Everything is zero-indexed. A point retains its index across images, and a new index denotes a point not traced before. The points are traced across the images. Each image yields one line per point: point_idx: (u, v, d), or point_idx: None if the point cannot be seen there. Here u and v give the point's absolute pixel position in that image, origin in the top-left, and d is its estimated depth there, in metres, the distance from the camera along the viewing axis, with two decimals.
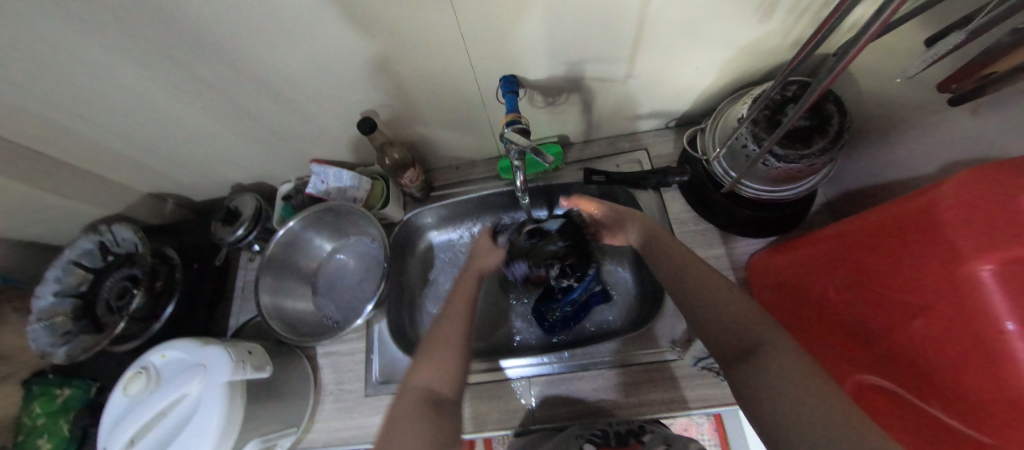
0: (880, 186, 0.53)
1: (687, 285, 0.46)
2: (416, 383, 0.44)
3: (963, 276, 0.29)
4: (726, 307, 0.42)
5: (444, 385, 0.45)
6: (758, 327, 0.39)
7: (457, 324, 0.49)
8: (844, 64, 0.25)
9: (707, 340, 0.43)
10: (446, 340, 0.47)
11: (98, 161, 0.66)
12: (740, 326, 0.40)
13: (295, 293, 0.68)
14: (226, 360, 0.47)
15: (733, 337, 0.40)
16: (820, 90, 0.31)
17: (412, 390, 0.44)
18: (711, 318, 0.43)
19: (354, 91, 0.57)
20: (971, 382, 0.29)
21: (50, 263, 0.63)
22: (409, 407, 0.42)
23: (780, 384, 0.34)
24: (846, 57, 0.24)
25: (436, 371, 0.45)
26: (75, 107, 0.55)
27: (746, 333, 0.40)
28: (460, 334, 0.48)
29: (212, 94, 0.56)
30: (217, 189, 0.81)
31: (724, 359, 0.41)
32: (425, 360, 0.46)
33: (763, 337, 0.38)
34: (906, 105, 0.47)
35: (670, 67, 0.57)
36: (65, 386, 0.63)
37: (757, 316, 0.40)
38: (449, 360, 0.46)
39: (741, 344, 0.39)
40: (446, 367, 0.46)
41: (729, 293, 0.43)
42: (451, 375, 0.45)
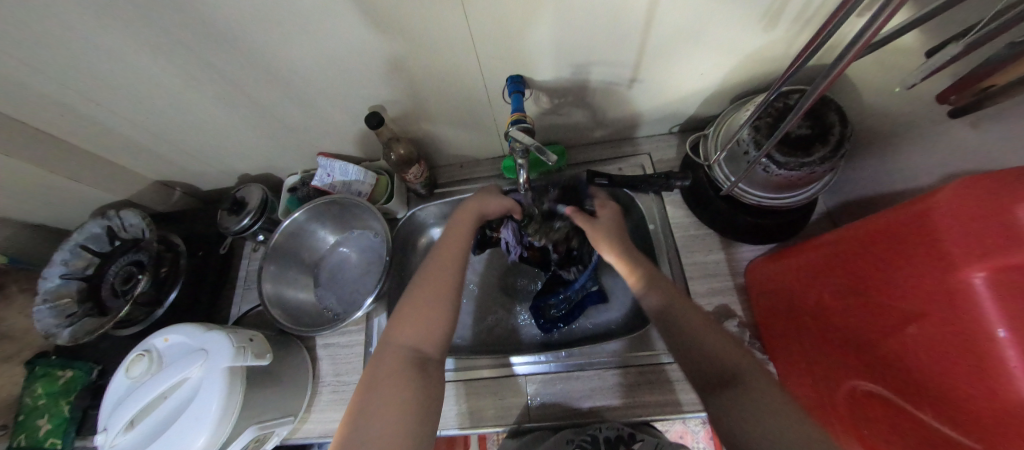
0: (880, 196, 0.53)
1: (669, 309, 0.47)
2: (402, 341, 0.46)
3: (958, 283, 0.29)
4: (705, 337, 0.43)
5: (430, 344, 0.46)
6: (734, 359, 0.40)
7: (444, 285, 0.50)
8: (841, 65, 0.27)
9: (687, 365, 0.44)
10: (430, 301, 0.49)
11: (110, 147, 0.68)
12: (718, 356, 0.41)
13: (297, 284, 0.68)
14: (228, 346, 0.48)
15: (713, 368, 0.41)
16: (816, 94, 0.33)
17: (396, 349, 0.45)
18: (690, 347, 0.43)
19: (363, 85, 0.58)
20: (965, 390, 0.30)
21: (59, 246, 0.64)
22: (394, 365, 0.44)
23: (757, 420, 0.36)
24: (842, 59, 0.26)
25: (421, 330, 0.47)
26: (91, 93, 0.56)
27: (725, 364, 0.41)
28: (447, 295, 0.49)
29: (224, 84, 0.57)
30: (225, 179, 0.82)
31: (704, 387, 0.42)
32: (408, 321, 0.47)
33: (740, 368, 0.40)
34: (907, 117, 0.47)
35: (674, 72, 0.58)
36: (67, 367, 0.64)
37: (736, 348, 0.41)
38: (435, 319, 0.47)
39: (720, 374, 0.40)
40: (432, 328, 0.47)
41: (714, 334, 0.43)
42: (436, 335, 0.47)
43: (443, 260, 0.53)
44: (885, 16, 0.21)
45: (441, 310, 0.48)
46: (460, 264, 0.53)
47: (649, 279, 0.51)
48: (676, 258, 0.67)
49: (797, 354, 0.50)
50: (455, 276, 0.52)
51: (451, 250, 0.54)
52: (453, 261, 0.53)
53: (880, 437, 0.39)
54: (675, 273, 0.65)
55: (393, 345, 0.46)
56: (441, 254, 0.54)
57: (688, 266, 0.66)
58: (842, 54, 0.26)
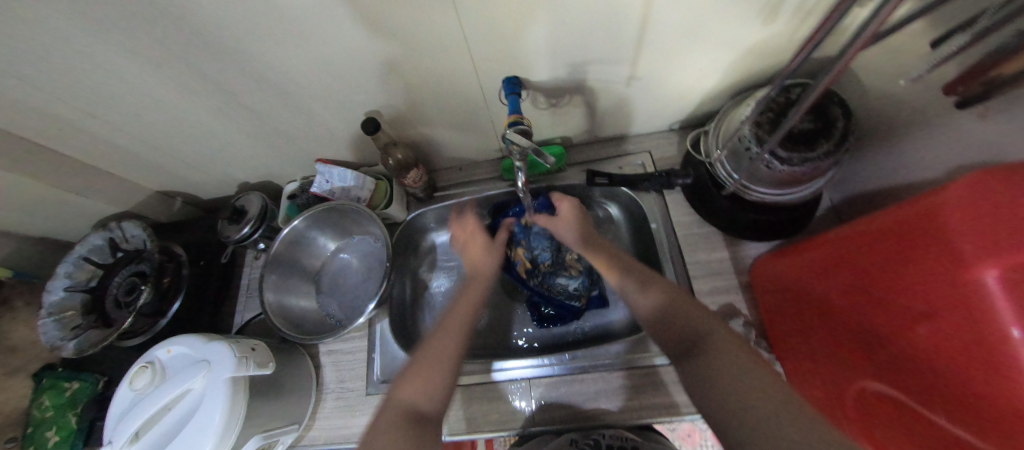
0: (885, 190, 0.53)
1: (672, 312, 0.45)
2: (401, 398, 0.45)
3: (969, 281, 0.28)
4: (677, 307, 0.45)
5: (429, 403, 0.45)
6: (701, 320, 0.43)
7: (450, 346, 0.49)
8: (862, 42, 0.25)
9: (660, 337, 0.46)
10: (435, 361, 0.48)
11: (108, 159, 0.68)
12: (686, 323, 0.44)
13: (299, 292, 0.68)
14: (230, 356, 0.47)
15: (682, 333, 0.44)
16: (828, 81, 0.31)
17: (396, 405, 0.44)
18: (661, 322, 0.46)
19: (359, 92, 0.57)
20: (979, 390, 0.29)
21: (62, 259, 0.64)
22: (391, 421, 0.43)
23: (725, 377, 0.38)
24: (866, 34, 0.25)
25: (424, 388, 0.46)
26: (84, 104, 0.56)
27: (692, 327, 0.43)
28: (451, 355, 0.48)
29: (219, 93, 0.57)
30: (224, 187, 0.82)
31: (671, 351, 0.45)
32: (410, 376, 0.47)
33: (707, 330, 0.42)
34: (911, 109, 0.46)
35: (673, 69, 0.57)
36: (74, 379, 0.64)
37: (701, 312, 0.44)
38: (438, 378, 0.46)
39: (688, 339, 0.43)
40: (433, 384, 0.46)
41: (687, 304, 0.45)
42: (435, 394, 0.46)
43: (452, 325, 0.52)
44: (887, 12, 0.21)
45: (444, 369, 0.47)
46: (465, 329, 0.52)
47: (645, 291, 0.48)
48: (679, 256, 0.66)
49: (805, 354, 0.49)
50: (461, 340, 0.50)
51: (461, 314, 0.53)
52: (461, 326, 0.52)
53: (891, 438, 0.38)
54: (678, 273, 0.64)
55: (393, 402, 0.45)
56: (450, 319, 0.53)
57: (692, 264, 0.65)
58: (862, 32, 0.25)
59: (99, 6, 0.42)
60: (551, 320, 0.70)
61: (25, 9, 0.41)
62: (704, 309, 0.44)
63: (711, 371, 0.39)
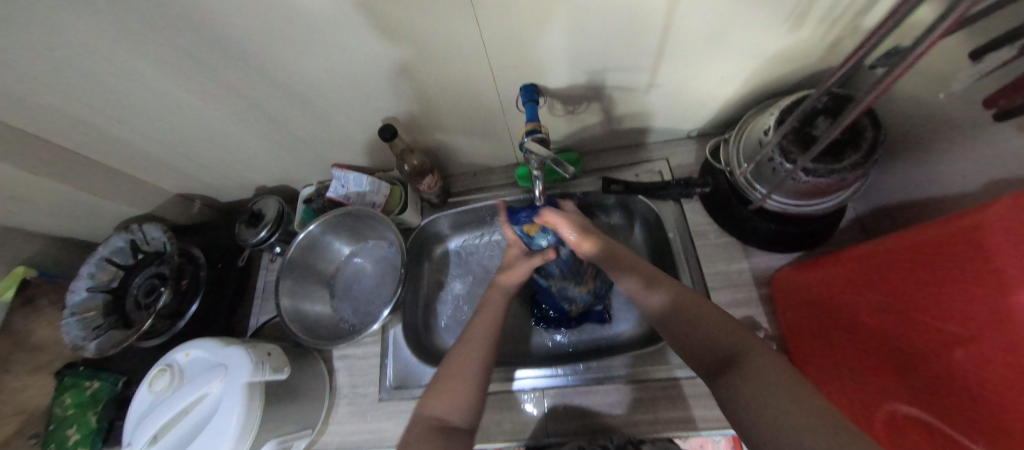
0: (918, 202, 0.51)
1: (682, 313, 0.43)
2: (427, 411, 0.44)
3: (1008, 304, 0.27)
4: (705, 319, 0.41)
5: (457, 414, 0.44)
6: (732, 335, 0.39)
7: (474, 357, 0.48)
8: (920, 51, 0.24)
9: (687, 352, 0.42)
10: (461, 373, 0.47)
11: (132, 163, 0.69)
12: (716, 338, 0.40)
13: (314, 297, 0.69)
14: (247, 361, 0.48)
15: (711, 349, 0.39)
16: (870, 99, 0.30)
17: (421, 419, 0.43)
18: (688, 334, 0.42)
19: (377, 98, 0.58)
20: (1006, 415, 0.27)
21: (85, 259, 0.65)
22: (418, 432, 0.41)
23: (757, 398, 0.33)
24: (927, 40, 0.23)
25: (451, 400, 0.44)
26: (110, 109, 0.57)
27: (724, 343, 0.39)
28: (476, 367, 0.48)
29: (240, 99, 0.58)
30: (242, 191, 0.83)
31: (703, 370, 0.40)
32: (435, 390, 0.46)
33: (741, 347, 0.37)
34: (945, 119, 0.45)
35: (693, 76, 0.56)
36: (94, 378, 0.65)
37: (732, 327, 0.40)
38: (464, 391, 0.45)
39: (718, 356, 0.38)
40: (461, 397, 0.45)
41: (712, 313, 0.42)
42: (463, 406, 0.44)
43: (473, 337, 0.51)
44: (951, 20, 0.21)
45: (469, 380, 0.46)
46: (490, 342, 0.51)
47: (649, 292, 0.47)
48: (697, 266, 0.65)
49: (832, 373, 0.47)
50: (484, 352, 0.50)
51: (482, 325, 0.53)
52: (483, 338, 0.51)
53: None
54: (696, 283, 0.63)
55: (420, 415, 0.44)
56: (471, 332, 0.52)
57: (711, 275, 0.63)
58: (926, 35, 0.23)
59: (128, 14, 0.43)
60: (549, 320, 0.71)
61: (58, 17, 0.42)
62: (736, 325, 0.40)
63: (743, 391, 0.34)
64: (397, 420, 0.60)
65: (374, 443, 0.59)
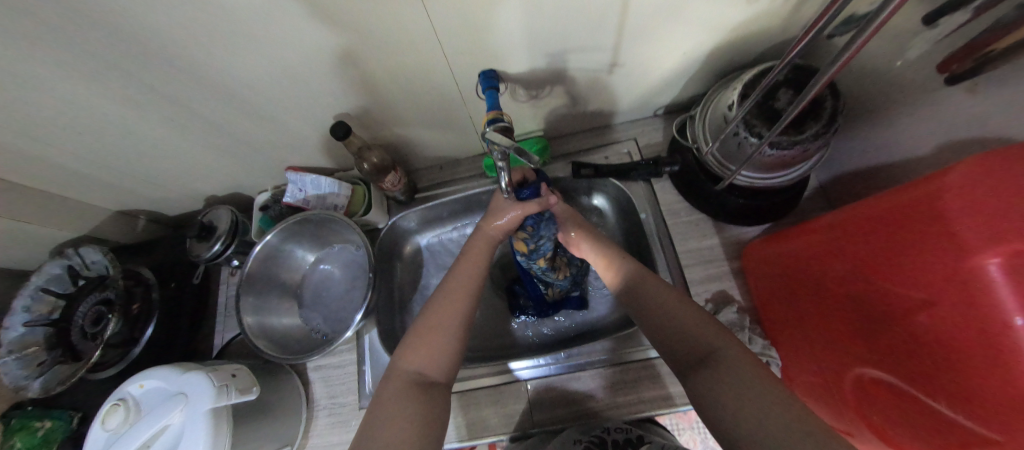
0: (876, 169, 0.52)
1: (643, 295, 0.46)
2: (406, 366, 0.44)
3: (970, 270, 0.27)
4: (684, 316, 0.42)
5: (436, 369, 0.44)
6: (710, 334, 0.40)
7: (455, 311, 0.47)
8: (865, 38, 0.24)
9: (662, 345, 0.44)
10: (441, 327, 0.46)
11: (58, 183, 0.62)
12: (693, 334, 0.41)
13: (281, 310, 0.65)
14: (208, 386, 0.45)
15: (689, 346, 0.41)
16: (831, 75, 0.29)
17: (401, 373, 0.43)
18: (665, 327, 0.43)
19: (325, 93, 0.53)
20: (975, 379, 0.28)
21: (16, 292, 0.59)
22: (397, 391, 0.42)
23: (730, 395, 0.35)
24: (873, 24, 0.22)
25: (428, 355, 0.44)
26: (17, 125, 0.50)
27: (701, 340, 0.40)
28: (456, 321, 0.47)
29: (170, 104, 0.52)
30: (192, 202, 0.77)
31: (680, 365, 0.41)
32: (415, 345, 0.45)
33: (719, 345, 0.39)
34: (900, 86, 0.45)
35: (656, 53, 0.54)
36: (46, 418, 0.61)
37: (708, 325, 0.41)
38: (444, 345, 0.45)
39: (697, 351, 0.40)
40: (440, 352, 0.45)
41: (684, 307, 0.43)
42: (442, 360, 0.45)
43: (455, 291, 0.49)
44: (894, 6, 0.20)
45: (449, 335, 0.46)
46: (473, 293, 0.50)
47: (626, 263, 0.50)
48: (670, 246, 0.65)
49: (801, 340, 0.49)
50: (467, 304, 0.49)
51: (462, 279, 0.51)
52: (464, 289, 0.50)
53: (894, 425, 0.38)
54: (669, 262, 0.64)
55: (398, 371, 0.44)
56: (453, 284, 0.50)
57: (683, 253, 0.64)
58: (867, 25, 0.23)
59: (13, 13, 0.36)
60: (527, 307, 0.70)
61: None
62: (714, 323, 0.41)
63: (718, 388, 0.36)
64: None
65: None
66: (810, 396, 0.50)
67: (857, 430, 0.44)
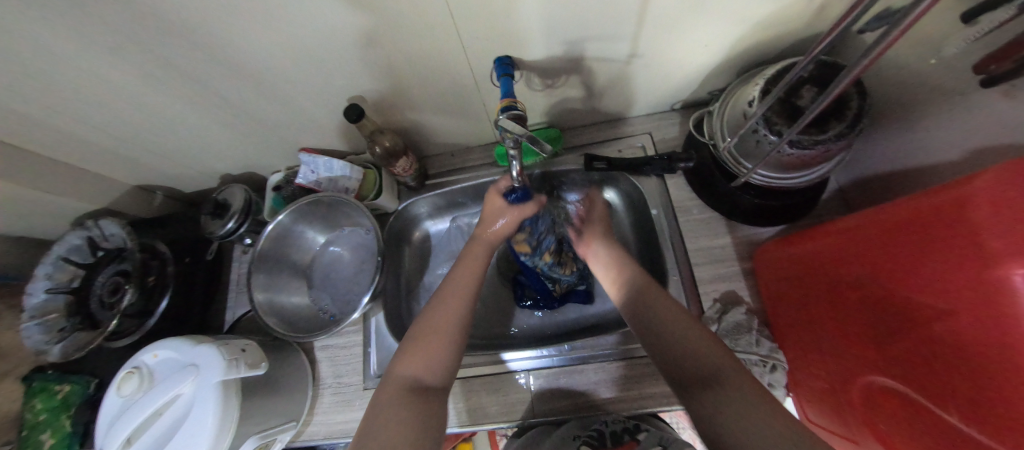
0: (900, 172, 0.50)
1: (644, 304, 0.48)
2: (400, 370, 0.44)
3: (992, 281, 0.26)
4: (688, 337, 0.43)
5: (432, 375, 0.44)
6: (713, 357, 0.41)
7: (451, 316, 0.48)
8: (892, 39, 0.23)
9: (662, 360, 0.44)
10: (437, 331, 0.47)
11: (80, 156, 0.64)
12: (697, 356, 0.42)
13: (290, 288, 0.66)
14: (218, 359, 0.46)
15: (693, 367, 0.41)
16: (854, 75, 0.28)
17: (397, 379, 0.44)
18: (669, 346, 0.44)
19: (340, 76, 0.53)
20: (984, 387, 0.27)
21: (39, 259, 0.61)
22: (392, 395, 0.42)
23: (735, 423, 0.35)
24: (902, 25, 0.21)
25: (424, 359, 0.45)
26: (40, 97, 0.52)
27: (706, 363, 0.41)
28: (453, 326, 0.47)
29: (188, 81, 0.53)
30: (207, 180, 0.79)
31: (678, 382, 0.42)
32: (410, 350, 0.46)
33: (722, 368, 0.40)
34: (932, 87, 0.43)
35: (676, 45, 0.53)
36: (65, 382, 0.64)
37: (710, 346, 0.42)
38: (440, 349, 0.46)
39: (701, 372, 0.40)
40: (437, 356, 0.45)
41: (688, 327, 0.44)
42: (439, 365, 0.45)
43: (452, 295, 0.50)
44: (925, 7, 0.19)
45: (445, 339, 0.46)
46: (470, 297, 0.51)
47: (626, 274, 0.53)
48: (680, 243, 0.64)
49: (810, 344, 0.48)
50: (464, 308, 0.49)
51: (461, 283, 0.52)
52: (463, 295, 0.50)
53: (893, 431, 0.37)
54: (678, 260, 0.63)
55: (393, 375, 0.44)
56: (451, 288, 0.51)
57: (694, 251, 0.63)
58: (894, 27, 0.22)
59: None
60: (531, 299, 0.71)
61: None
62: (717, 345, 0.42)
63: (723, 414, 0.36)
64: None
65: None
66: (817, 401, 0.49)
67: (860, 436, 0.43)
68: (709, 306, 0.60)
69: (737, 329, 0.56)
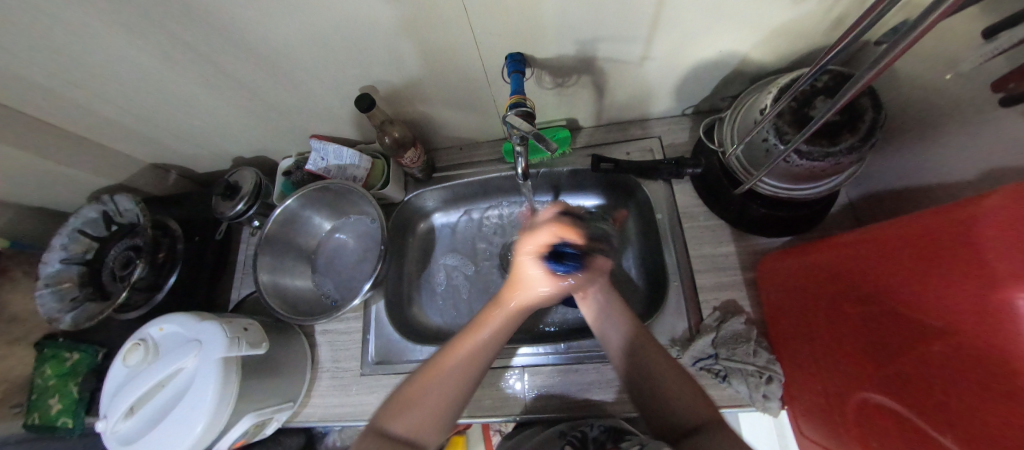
0: (912, 189, 0.50)
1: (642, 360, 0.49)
2: (386, 431, 0.43)
3: (997, 304, 0.25)
4: (679, 390, 0.46)
5: (422, 440, 0.44)
6: (696, 409, 0.44)
7: (454, 386, 0.47)
8: (899, 51, 0.23)
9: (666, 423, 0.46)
10: (436, 399, 0.46)
11: (99, 131, 0.66)
12: (686, 408, 0.45)
13: (295, 271, 0.68)
14: (222, 337, 0.47)
15: (679, 420, 0.44)
16: (862, 84, 0.28)
17: (382, 438, 0.43)
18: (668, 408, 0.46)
19: (353, 65, 0.54)
20: (984, 413, 0.27)
21: (56, 231, 0.64)
22: None
23: None
24: (909, 37, 0.22)
25: (414, 426, 0.44)
26: (64, 72, 0.53)
27: (690, 414, 0.44)
28: (454, 396, 0.47)
29: (205, 63, 0.54)
30: (219, 162, 0.80)
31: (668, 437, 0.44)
32: (399, 412, 0.45)
33: (703, 419, 0.43)
34: (949, 104, 0.42)
35: (690, 49, 0.53)
36: (74, 350, 0.66)
37: (696, 398, 0.45)
38: (435, 416, 0.45)
39: (687, 423, 0.44)
40: (430, 424, 0.45)
41: (682, 383, 0.47)
42: (431, 431, 0.45)
43: (458, 362, 0.48)
44: (933, 18, 0.19)
45: (440, 407, 0.46)
46: (477, 371, 0.48)
47: (621, 330, 0.53)
48: (683, 248, 0.64)
49: (808, 357, 0.48)
50: (468, 381, 0.48)
51: (470, 349, 0.49)
52: (464, 370, 0.48)
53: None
54: (680, 266, 0.63)
55: (380, 434, 0.43)
56: (456, 353, 0.49)
57: (696, 258, 0.63)
58: (901, 39, 0.22)
59: None
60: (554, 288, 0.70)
61: None
62: (701, 398, 0.45)
63: None
64: (379, 393, 0.60)
65: (357, 416, 0.60)
66: (810, 414, 0.49)
67: None
68: (709, 314, 0.60)
69: (735, 338, 0.56)
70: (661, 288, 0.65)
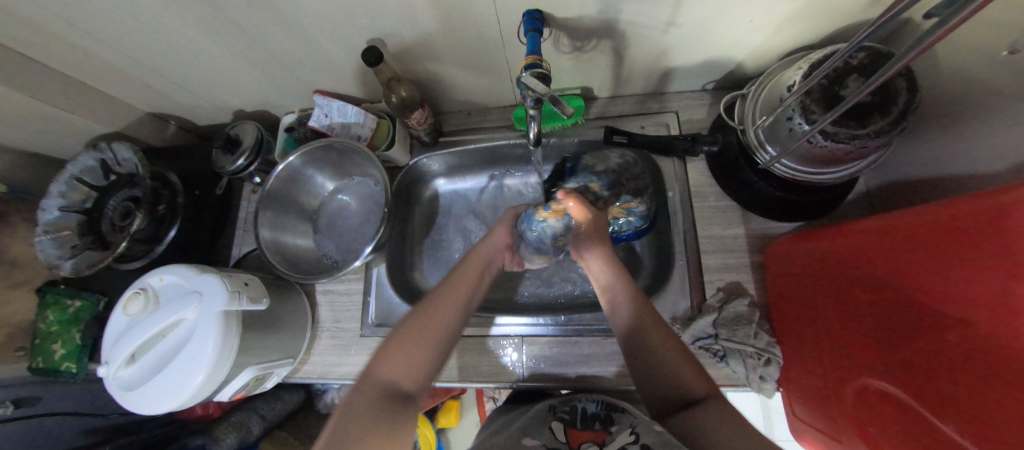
0: (935, 178, 0.48)
1: (640, 341, 0.47)
2: (380, 373, 0.42)
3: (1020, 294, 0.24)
4: (670, 353, 0.45)
5: (410, 380, 0.42)
6: (687, 379, 0.43)
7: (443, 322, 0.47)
8: (941, 35, 0.21)
9: (658, 395, 0.44)
10: (426, 336, 0.45)
11: (94, 75, 0.63)
12: (677, 380, 0.43)
13: (295, 230, 0.67)
14: (221, 290, 0.47)
15: (677, 392, 0.43)
16: (901, 64, 0.26)
17: (375, 381, 0.41)
18: (659, 375, 0.44)
19: (359, 16, 0.51)
20: (989, 396, 0.26)
21: (53, 177, 0.62)
22: (369, 397, 0.39)
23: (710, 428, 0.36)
24: (949, 23, 0.20)
25: (404, 362, 0.43)
26: (53, 8, 0.50)
27: (685, 385, 0.43)
28: (442, 335, 0.46)
29: (203, 6, 0.50)
30: (219, 115, 0.78)
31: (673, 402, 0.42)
32: (390, 353, 0.43)
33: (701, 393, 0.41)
34: (988, 90, 0.40)
35: (720, 17, 0.49)
36: (75, 297, 0.66)
37: (680, 353, 0.45)
38: (428, 350, 0.45)
39: (682, 395, 0.42)
40: (420, 360, 0.44)
41: (677, 353, 0.45)
42: (423, 369, 0.43)
43: (444, 300, 0.49)
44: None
45: (432, 342, 0.45)
46: (462, 312, 0.50)
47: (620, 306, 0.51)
48: (691, 228, 0.63)
49: (811, 343, 0.47)
50: (456, 319, 0.49)
51: (456, 290, 0.51)
52: (451, 306, 0.49)
53: (879, 434, 0.36)
54: (687, 245, 0.62)
55: (373, 377, 0.41)
56: (440, 297, 0.50)
57: (704, 239, 0.62)
58: (947, 19, 0.20)
59: None
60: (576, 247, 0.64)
61: None
62: (688, 360, 0.45)
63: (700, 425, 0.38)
64: None
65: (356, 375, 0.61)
66: (805, 397, 0.49)
67: (842, 437, 0.42)
68: (712, 294, 0.60)
69: (737, 320, 0.56)
70: (666, 266, 0.65)
